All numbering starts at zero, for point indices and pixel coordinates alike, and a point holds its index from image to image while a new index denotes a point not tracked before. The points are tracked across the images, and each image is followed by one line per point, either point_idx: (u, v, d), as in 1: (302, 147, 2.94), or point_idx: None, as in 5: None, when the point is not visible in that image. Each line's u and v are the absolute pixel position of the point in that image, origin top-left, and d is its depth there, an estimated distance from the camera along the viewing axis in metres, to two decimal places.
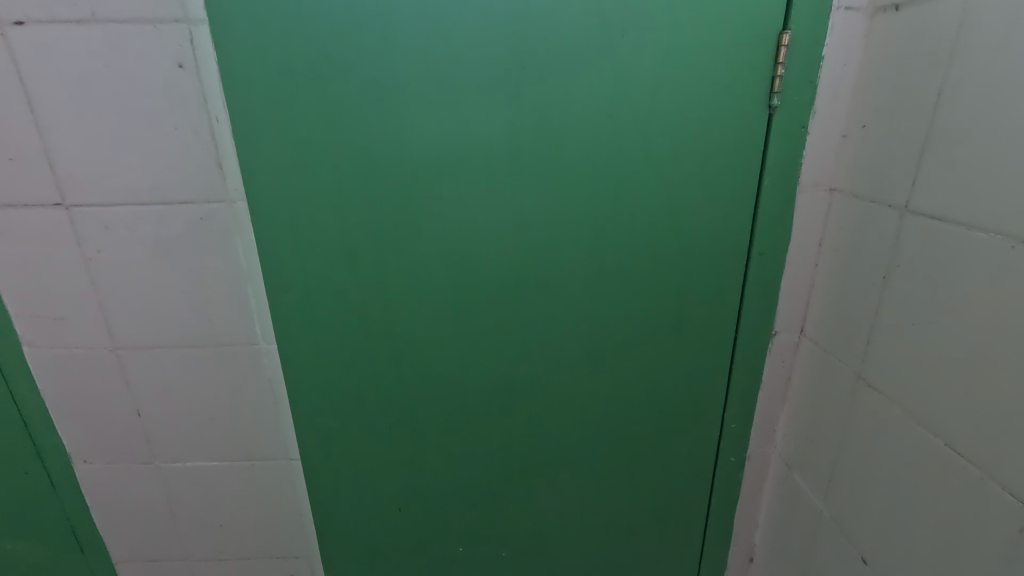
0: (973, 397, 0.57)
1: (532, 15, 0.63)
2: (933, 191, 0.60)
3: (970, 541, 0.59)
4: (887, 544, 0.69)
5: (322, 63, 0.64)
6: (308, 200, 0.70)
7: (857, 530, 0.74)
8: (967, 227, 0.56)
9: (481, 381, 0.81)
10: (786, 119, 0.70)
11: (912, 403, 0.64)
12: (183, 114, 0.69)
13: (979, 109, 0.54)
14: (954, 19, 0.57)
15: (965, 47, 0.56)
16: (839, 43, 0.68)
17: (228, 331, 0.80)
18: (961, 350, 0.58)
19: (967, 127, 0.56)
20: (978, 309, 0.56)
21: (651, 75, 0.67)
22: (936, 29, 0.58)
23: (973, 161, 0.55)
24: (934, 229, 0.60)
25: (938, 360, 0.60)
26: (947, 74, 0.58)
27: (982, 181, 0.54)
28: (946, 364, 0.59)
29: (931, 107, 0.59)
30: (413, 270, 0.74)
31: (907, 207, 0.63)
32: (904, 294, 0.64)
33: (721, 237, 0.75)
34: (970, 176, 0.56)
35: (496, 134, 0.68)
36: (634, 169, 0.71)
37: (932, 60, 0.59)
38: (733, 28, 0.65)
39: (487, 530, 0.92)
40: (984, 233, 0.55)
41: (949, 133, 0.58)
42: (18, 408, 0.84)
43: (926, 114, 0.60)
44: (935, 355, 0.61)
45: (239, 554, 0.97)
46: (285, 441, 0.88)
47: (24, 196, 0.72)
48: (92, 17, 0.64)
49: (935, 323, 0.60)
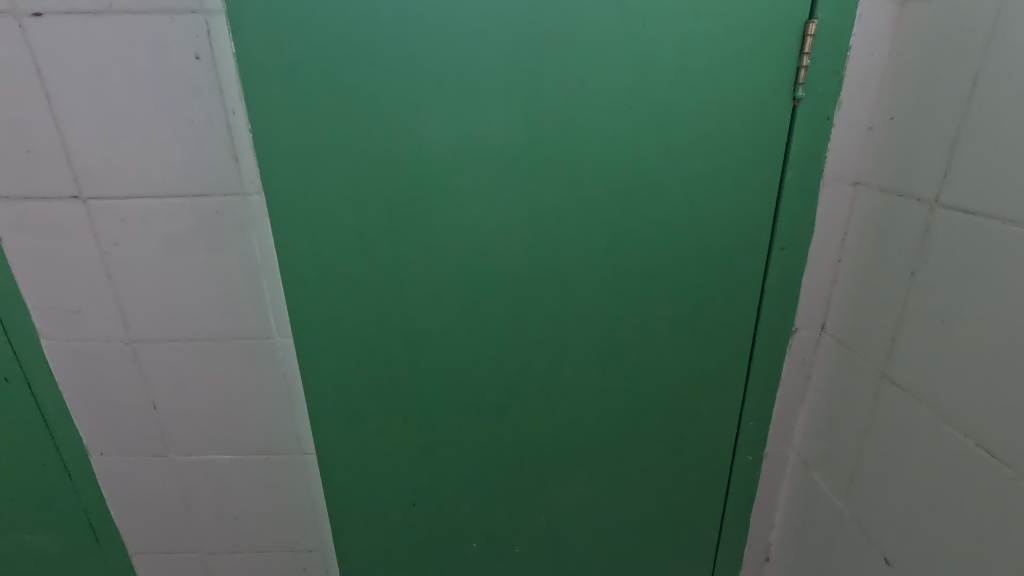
0: (1005, 395, 0.55)
1: (550, 6, 0.62)
2: (965, 184, 0.58)
3: (1000, 542, 0.57)
4: (912, 544, 0.68)
5: (338, 55, 0.63)
6: (324, 193, 0.69)
7: (880, 531, 0.72)
8: (1001, 221, 0.55)
9: (496, 376, 0.80)
10: (811, 111, 0.68)
11: (939, 400, 0.63)
12: (200, 106, 0.68)
13: (1015, 98, 0.53)
14: (989, 6, 0.55)
15: (1001, 34, 0.54)
16: (866, 33, 0.66)
17: (243, 324, 0.80)
18: (993, 347, 0.56)
19: (1002, 117, 0.54)
20: (1011, 305, 0.54)
21: (671, 67, 0.65)
22: (970, 17, 0.57)
23: (1008, 152, 0.53)
24: (965, 223, 0.58)
25: (967, 358, 0.59)
26: (982, 63, 0.56)
27: (1018, 172, 0.53)
28: (976, 361, 0.58)
29: (965, 97, 0.58)
30: (428, 264, 0.73)
31: (937, 201, 0.61)
32: (933, 290, 0.63)
33: (742, 231, 0.74)
34: (1005, 167, 0.54)
35: (512, 126, 0.67)
36: (654, 162, 0.70)
37: (965, 48, 0.57)
38: (756, 19, 0.64)
39: (499, 525, 0.91)
40: (1019, 227, 0.53)
41: (982, 124, 0.56)
42: (36, 400, 0.85)
43: (958, 104, 0.59)
44: (964, 352, 0.59)
45: (252, 547, 0.97)
46: (299, 435, 0.88)
47: (41, 188, 0.72)
48: (108, 8, 0.64)
49: (966, 320, 0.59)
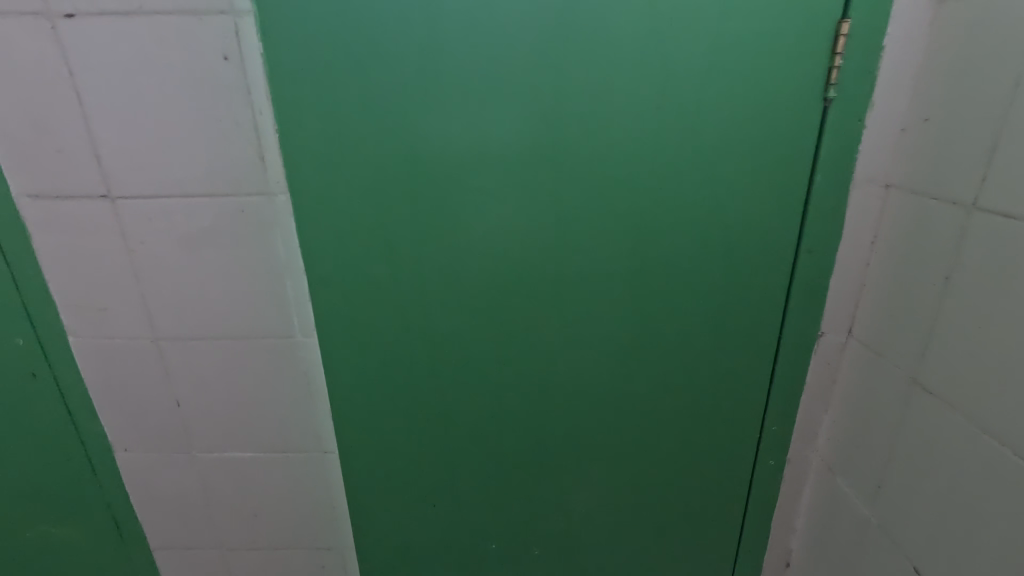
0: None
1: (578, 6, 0.62)
2: (1004, 188, 0.57)
3: None
4: (943, 553, 0.66)
5: (365, 56, 0.63)
6: (349, 193, 0.69)
7: (909, 539, 0.71)
8: None
9: (518, 377, 0.80)
10: (841, 112, 0.67)
11: (974, 407, 0.61)
12: (227, 106, 0.68)
13: None
14: None
15: None
16: (901, 32, 0.65)
17: (266, 323, 0.80)
18: None
19: None
20: None
21: (700, 67, 0.65)
22: (1012, 16, 0.55)
23: None
24: (1004, 227, 0.57)
25: (1005, 364, 0.58)
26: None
27: None
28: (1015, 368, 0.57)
29: (1005, 98, 0.56)
30: (452, 265, 0.73)
31: (975, 205, 0.60)
32: (969, 295, 0.61)
33: (769, 233, 0.73)
34: None
35: (537, 126, 0.67)
36: (682, 163, 0.69)
37: (1005, 48, 0.56)
38: (787, 19, 0.63)
39: (518, 526, 0.91)
40: None
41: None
42: (62, 396, 0.86)
43: (998, 105, 0.57)
44: (1003, 359, 0.58)
45: (272, 544, 0.97)
46: (319, 434, 0.88)
47: (71, 187, 0.73)
48: (139, 9, 0.64)
49: (1004, 326, 0.58)
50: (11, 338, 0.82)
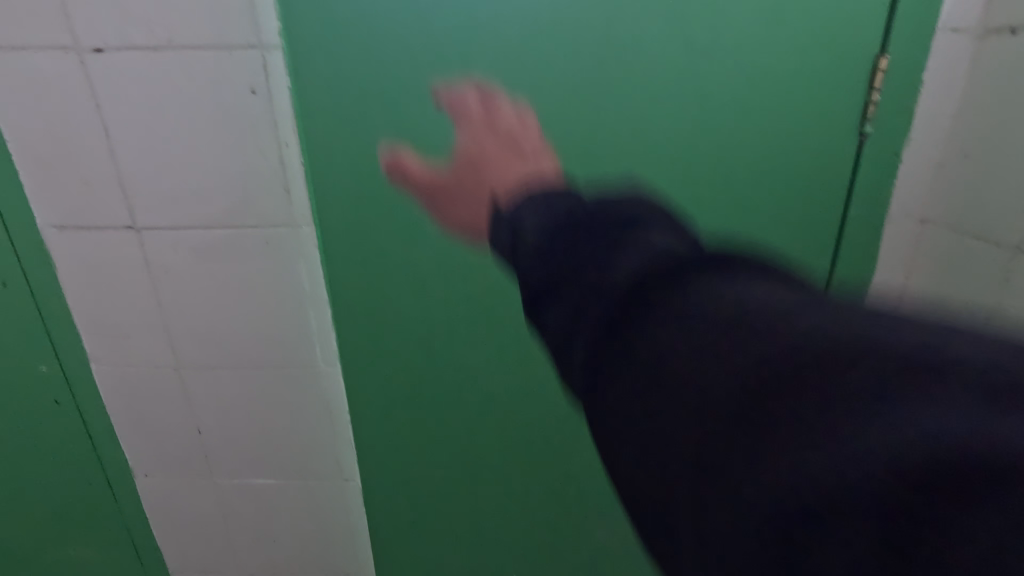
0: None
1: (617, 41, 0.60)
2: None
3: None
4: None
5: (398, 91, 0.61)
6: (377, 228, 0.68)
7: None
8: None
9: (544, 409, 0.79)
10: (878, 147, 0.66)
11: None
12: (254, 139, 0.68)
13: None
14: None
15: None
16: (941, 68, 0.63)
17: (289, 353, 0.80)
18: None
19: None
20: None
21: (739, 101, 0.63)
22: None
23: None
24: None
25: None
26: None
27: None
28: None
29: None
30: (480, 298, 0.72)
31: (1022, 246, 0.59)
32: None
33: (803, 267, 0.71)
34: None
35: (571, 161, 0.65)
36: (715, 198, 0.68)
37: None
38: (826, 55, 0.61)
39: (542, 557, 0.90)
40: None
41: None
42: (84, 422, 0.86)
43: None
44: None
45: (291, 569, 0.97)
46: (340, 461, 0.88)
47: (97, 218, 0.73)
48: (168, 43, 0.64)
49: None
50: (35, 365, 0.82)
